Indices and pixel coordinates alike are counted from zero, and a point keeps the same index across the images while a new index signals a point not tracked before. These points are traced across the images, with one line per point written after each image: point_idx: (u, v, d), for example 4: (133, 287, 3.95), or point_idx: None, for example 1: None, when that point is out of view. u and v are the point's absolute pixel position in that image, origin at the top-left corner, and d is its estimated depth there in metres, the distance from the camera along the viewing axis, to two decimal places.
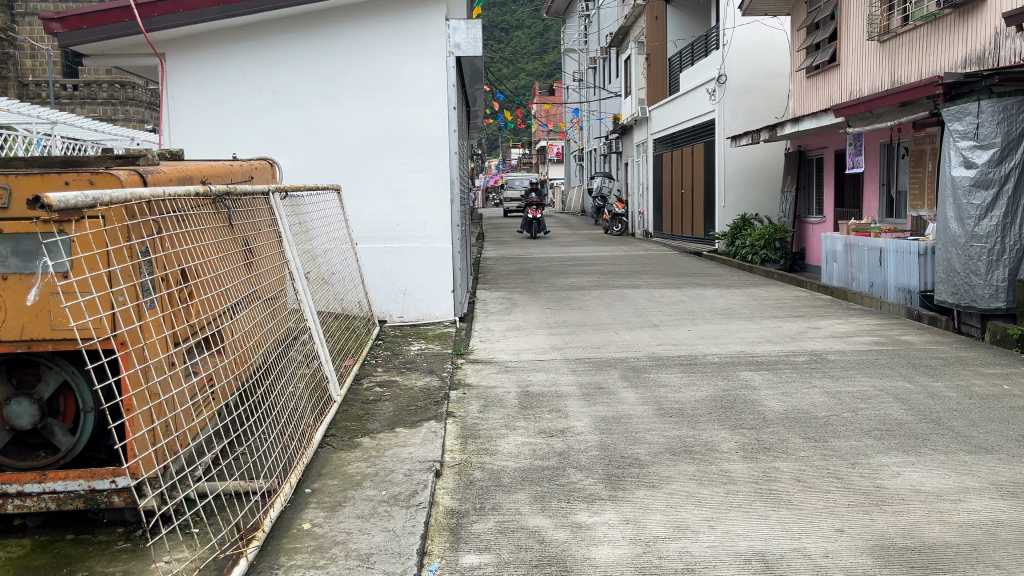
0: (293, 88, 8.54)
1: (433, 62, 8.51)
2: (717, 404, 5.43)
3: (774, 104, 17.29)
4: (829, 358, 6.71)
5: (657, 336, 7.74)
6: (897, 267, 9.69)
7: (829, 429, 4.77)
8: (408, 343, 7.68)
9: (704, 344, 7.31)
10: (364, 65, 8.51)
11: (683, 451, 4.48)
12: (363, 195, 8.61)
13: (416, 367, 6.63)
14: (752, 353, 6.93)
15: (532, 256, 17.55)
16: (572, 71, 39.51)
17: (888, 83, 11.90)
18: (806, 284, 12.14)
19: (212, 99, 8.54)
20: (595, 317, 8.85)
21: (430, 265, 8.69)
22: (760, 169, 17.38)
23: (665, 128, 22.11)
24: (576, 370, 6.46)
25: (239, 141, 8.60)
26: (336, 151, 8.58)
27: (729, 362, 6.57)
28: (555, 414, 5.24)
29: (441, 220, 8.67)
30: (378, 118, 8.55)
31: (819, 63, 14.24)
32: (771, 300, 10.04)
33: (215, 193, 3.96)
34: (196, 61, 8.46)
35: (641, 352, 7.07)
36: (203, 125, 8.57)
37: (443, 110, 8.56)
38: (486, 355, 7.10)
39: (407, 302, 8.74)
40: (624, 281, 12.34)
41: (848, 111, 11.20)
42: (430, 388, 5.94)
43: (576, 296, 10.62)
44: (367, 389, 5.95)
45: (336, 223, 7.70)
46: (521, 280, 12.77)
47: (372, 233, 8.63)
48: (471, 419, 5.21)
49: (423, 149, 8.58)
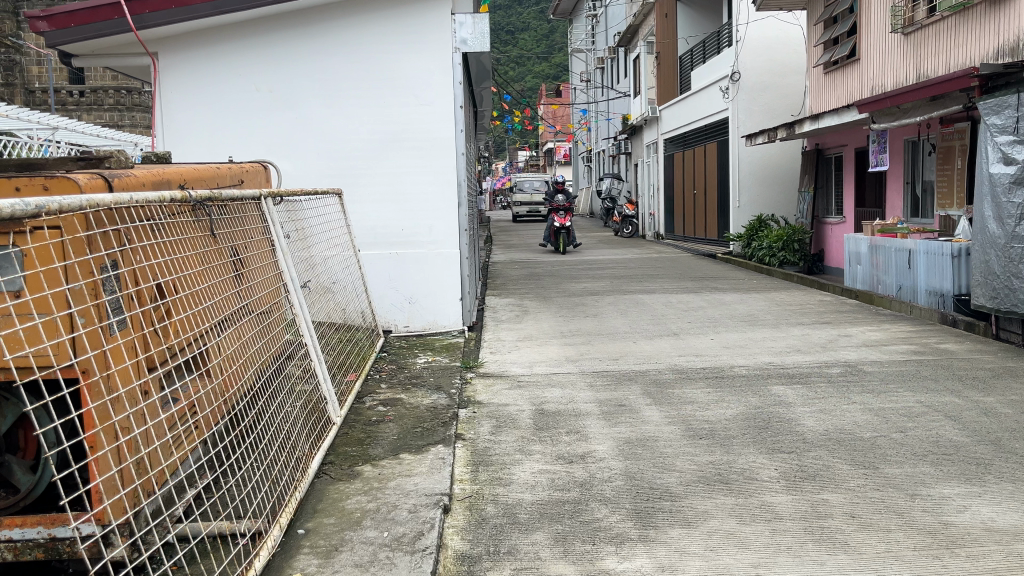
0: (291, 87, 8.13)
1: (438, 58, 8.09)
2: (751, 423, 4.97)
3: (789, 101, 16.82)
4: (865, 369, 6.25)
5: (679, 346, 7.30)
6: (928, 269, 9.24)
7: (879, 454, 4.34)
8: (414, 356, 7.24)
9: (730, 355, 6.85)
10: (366, 63, 8.10)
11: (719, 481, 4.03)
12: (366, 200, 8.19)
13: (423, 383, 6.20)
14: (783, 365, 6.46)
15: (543, 259, 17.14)
16: (580, 71, 39.04)
17: (912, 77, 11.43)
18: (828, 288, 11.67)
19: (206, 100, 8.14)
20: (611, 325, 8.40)
21: (436, 272, 8.27)
22: (775, 168, 16.91)
23: (676, 128, 21.65)
24: (594, 385, 6.01)
25: (235, 143, 8.20)
26: (337, 153, 8.17)
27: (758, 376, 6.11)
28: (574, 436, 4.80)
29: (447, 225, 8.25)
30: (381, 118, 8.14)
31: (837, 58, 13.78)
32: (795, 305, 9.55)
33: (195, 198, 3.53)
34: (189, 60, 8.05)
35: (663, 364, 6.61)
36: (197, 127, 8.17)
37: (449, 109, 8.14)
38: (497, 369, 6.66)
39: (412, 311, 8.32)
40: (638, 285, 11.90)
41: (873, 107, 10.74)
42: (437, 406, 5.50)
43: (590, 302, 10.17)
44: (369, 408, 5.51)
45: (338, 229, 7.28)
46: (532, 285, 12.34)
47: (376, 239, 8.22)
48: (483, 442, 4.78)
49: (428, 150, 8.16)
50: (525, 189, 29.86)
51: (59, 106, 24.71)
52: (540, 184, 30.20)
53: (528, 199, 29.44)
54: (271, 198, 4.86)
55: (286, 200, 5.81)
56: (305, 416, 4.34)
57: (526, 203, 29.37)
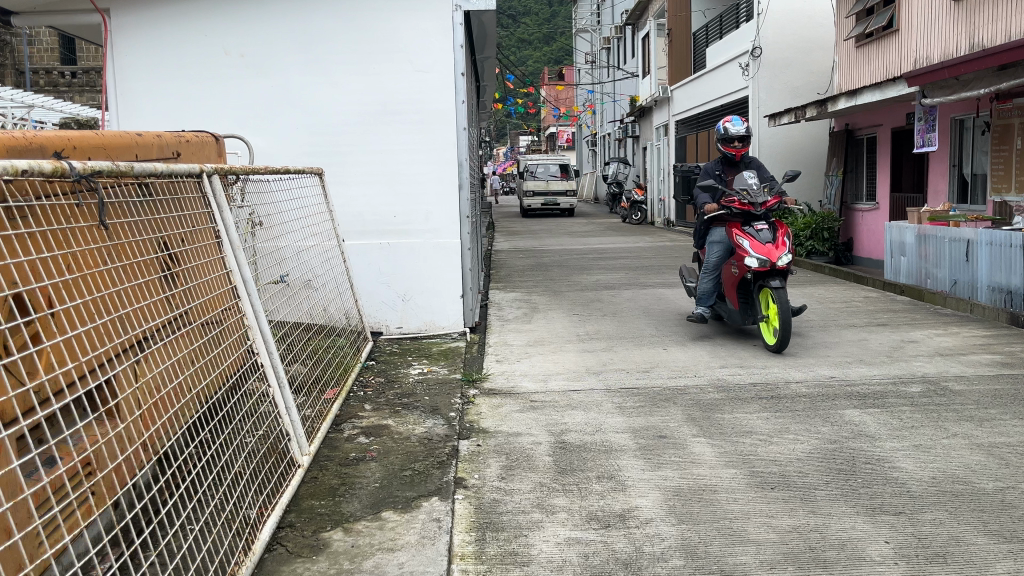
0: (268, 51, 7.00)
1: (436, 18, 6.96)
2: (831, 465, 3.89)
3: (814, 79, 15.68)
4: (952, 387, 5.14)
5: (718, 354, 6.21)
6: (991, 262, 8.14)
7: (1018, 517, 3.28)
8: (407, 366, 6.15)
9: (782, 367, 5.75)
10: (352, 22, 6.97)
11: (813, 562, 2.94)
12: (354, 182, 7.10)
13: (416, 403, 5.09)
14: (849, 381, 5.38)
15: (549, 247, 16.08)
16: (584, 53, 37.81)
17: (965, 48, 10.26)
18: (866, 281, 10.56)
19: (165, 67, 7.02)
20: (634, 327, 7.30)
21: (434, 266, 7.18)
22: (798, 150, 15.77)
23: (690, 109, 20.48)
24: (625, 408, 4.93)
25: (201, 117, 7.08)
26: (320, 127, 7.06)
27: (822, 396, 5.03)
28: (608, 485, 3.73)
29: (447, 211, 7.14)
30: (371, 87, 7.02)
31: (872, 30, 12.64)
32: (839, 302, 8.44)
33: (79, 172, 2.43)
34: (149, 20, 6.95)
35: (704, 378, 5.52)
36: (156, 98, 7.05)
37: (449, 77, 7.02)
38: (505, 384, 5.56)
39: (406, 310, 7.22)
40: (657, 278, 10.80)
41: (924, 79, 9.62)
42: (432, 436, 4.44)
43: (606, 298, 9.08)
44: (347, 441, 4.42)
45: (315, 213, 6.18)
46: (540, 277, 11.27)
47: (364, 227, 7.12)
48: (491, 493, 3.69)
49: (425, 125, 7.05)
50: (539, 176, 26.84)
51: (50, 88, 23.62)
52: (554, 167, 27.22)
53: (544, 187, 26.64)
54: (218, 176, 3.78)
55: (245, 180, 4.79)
56: (249, 471, 3.33)
57: (542, 193, 26.32)
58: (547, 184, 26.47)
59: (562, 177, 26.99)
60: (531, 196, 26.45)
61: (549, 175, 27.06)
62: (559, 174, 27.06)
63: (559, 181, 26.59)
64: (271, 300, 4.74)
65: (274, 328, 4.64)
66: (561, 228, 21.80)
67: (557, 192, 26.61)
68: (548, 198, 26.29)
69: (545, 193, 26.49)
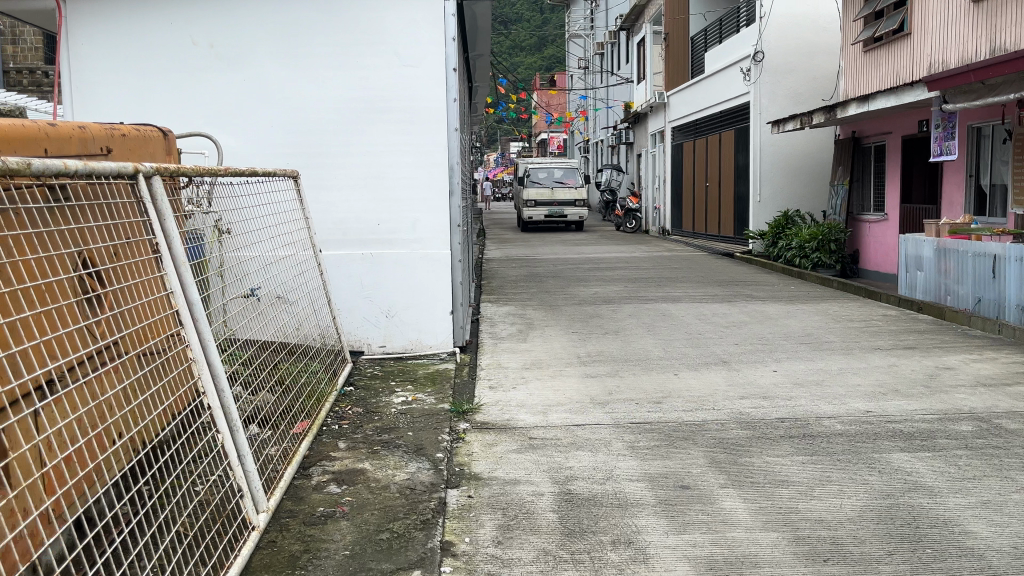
0: (240, 43, 6.34)
1: (427, 8, 6.34)
2: (892, 528, 3.27)
3: (818, 85, 15.14)
4: (1007, 426, 4.54)
5: (737, 382, 5.59)
6: (1020, 279, 7.55)
7: None
8: (389, 393, 5.49)
9: (810, 400, 5.12)
10: (331, 12, 6.33)
11: None
12: (335, 188, 6.45)
13: (398, 441, 4.44)
14: (887, 417, 4.76)
15: (543, 257, 15.46)
16: (578, 58, 37.28)
17: (984, 52, 9.73)
18: (879, 296, 9.99)
19: (127, 58, 6.34)
20: (640, 349, 6.67)
21: (422, 278, 6.53)
22: (802, 159, 15.23)
23: (688, 115, 19.90)
24: (637, 448, 4.31)
25: (166, 114, 6.41)
26: (297, 126, 6.41)
27: (862, 435, 4.43)
28: (628, 554, 3.09)
29: (435, 220, 6.50)
30: (356, 83, 6.39)
31: (882, 34, 12.11)
32: (858, 322, 7.84)
33: None
34: (108, 9, 6.28)
35: (723, 412, 4.91)
36: (117, 92, 6.38)
37: (440, 73, 6.40)
38: (499, 416, 4.92)
39: (390, 327, 6.57)
40: (659, 292, 10.18)
41: (945, 84, 9.05)
42: (417, 485, 3.80)
43: (606, 314, 8.44)
44: (315, 490, 3.76)
45: (287, 221, 5.47)
46: (535, 289, 10.63)
47: (345, 236, 6.47)
48: (485, 564, 3.05)
49: (414, 124, 6.42)
50: (542, 181, 23.02)
51: None
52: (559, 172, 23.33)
53: (547, 194, 22.64)
54: (161, 175, 3.10)
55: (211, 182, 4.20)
56: (183, 542, 2.70)
57: (546, 202, 22.31)
58: (551, 191, 22.63)
59: (571, 183, 23.04)
60: (533, 206, 22.45)
61: (554, 181, 23.14)
62: (565, 180, 23.20)
63: (564, 188, 22.69)
64: (235, 316, 4.14)
65: (236, 350, 4.05)
66: (555, 236, 21.16)
67: (562, 201, 22.72)
68: (552, 208, 22.25)
69: (550, 201, 22.51)
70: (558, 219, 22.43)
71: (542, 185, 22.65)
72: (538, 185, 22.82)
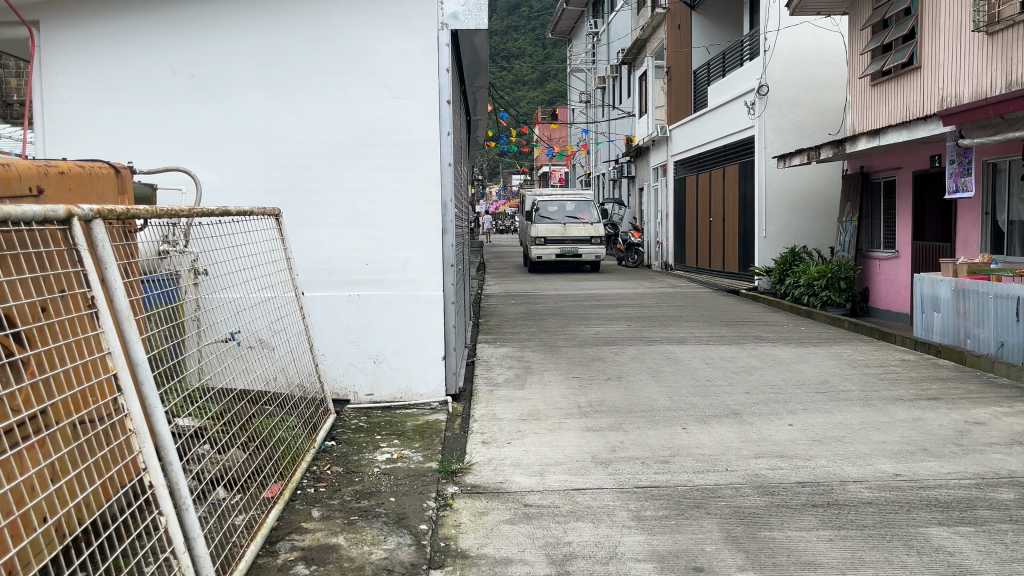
0: (223, 72, 6.02)
1: (420, 38, 6.02)
2: None
3: (825, 120, 14.86)
4: None
5: (750, 438, 5.15)
6: None
7: None
8: (373, 449, 5.05)
9: (832, 460, 4.69)
10: (320, 41, 6.01)
11: None
12: (323, 224, 6.08)
13: (379, 510, 4.00)
14: (920, 481, 4.31)
15: (543, 293, 15.05)
16: (579, 92, 37.22)
17: (998, 85, 9.42)
18: (894, 338, 9.58)
19: (102, 88, 6.01)
20: (644, 398, 6.24)
21: (412, 322, 6.13)
22: (809, 195, 14.89)
23: (691, 149, 19.65)
24: (644, 519, 3.87)
25: (145, 147, 6.06)
26: (284, 160, 6.05)
27: (895, 505, 3.98)
28: None
29: (428, 259, 6.12)
30: (343, 116, 6.05)
31: (890, 67, 11.86)
32: (875, 368, 7.39)
33: None
34: (83, 37, 5.97)
35: (738, 474, 4.48)
36: (92, 123, 6.05)
37: (433, 105, 6.07)
38: (492, 478, 4.48)
39: (378, 374, 6.15)
40: (664, 332, 9.75)
41: (960, 117, 8.73)
42: (397, 567, 3.35)
43: (609, 357, 8.02)
44: (280, 572, 3.32)
45: (269, 263, 5.08)
46: (534, 329, 10.20)
47: (331, 276, 6.09)
48: None
49: (405, 159, 6.07)
50: (553, 216, 20.41)
51: None
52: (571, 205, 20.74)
53: (559, 230, 20.03)
54: (102, 219, 2.75)
55: (190, 222, 3.93)
56: None
57: (558, 239, 19.75)
58: (563, 227, 20.03)
59: (586, 218, 20.49)
60: (542, 244, 19.83)
61: (566, 216, 20.51)
62: (579, 214, 20.65)
63: (578, 224, 20.09)
64: (211, 361, 3.80)
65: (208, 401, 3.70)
66: (556, 271, 20.74)
67: (576, 239, 20.06)
68: (565, 246, 19.70)
69: (562, 238, 19.92)
70: (571, 259, 19.82)
71: (553, 221, 20.09)
72: (549, 220, 20.20)
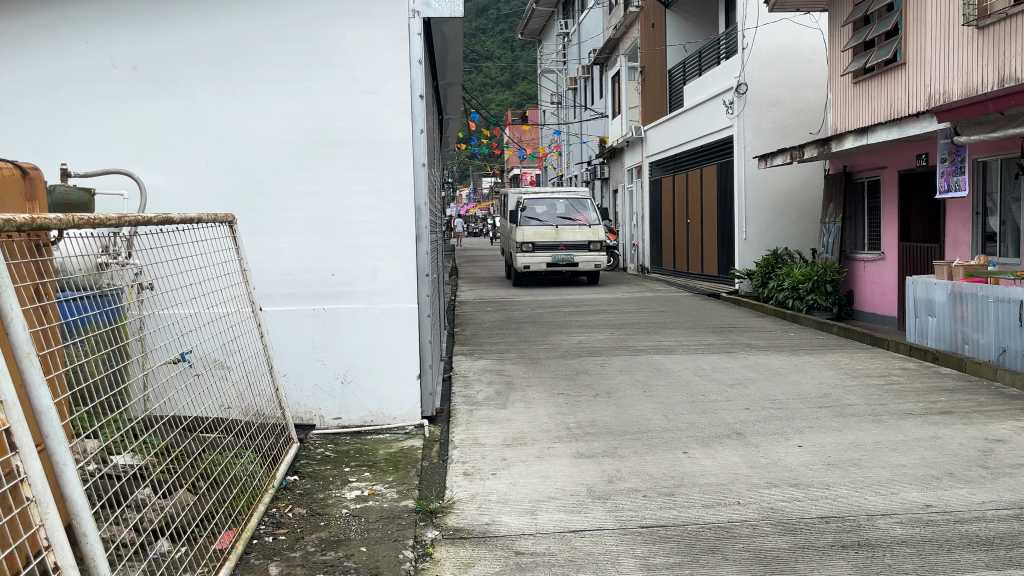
0: (170, 64, 5.41)
1: (389, 28, 5.48)
2: None
3: (804, 119, 14.55)
4: None
5: (759, 463, 4.69)
6: None
7: None
8: (341, 484, 4.50)
9: (852, 489, 4.24)
10: (278, 30, 5.43)
11: None
12: (283, 231, 5.51)
13: (347, 565, 3.44)
14: (954, 514, 3.86)
15: (520, 299, 14.55)
16: (549, 94, 36.76)
17: (990, 81, 9.12)
18: (887, 344, 9.21)
19: (33, 82, 5.38)
20: (637, 418, 5.75)
21: (383, 337, 5.59)
22: (789, 196, 14.58)
23: (667, 149, 19.29)
24: (654, 569, 3.36)
25: (83, 147, 5.45)
26: (239, 161, 5.48)
27: (935, 545, 3.52)
28: None
29: (401, 268, 5.58)
30: (306, 112, 5.49)
31: (873, 64, 11.54)
32: (877, 378, 6.98)
33: None
34: (10, 24, 5.33)
35: (752, 508, 4.01)
36: (22, 120, 5.42)
37: (405, 100, 5.54)
38: (476, 518, 3.97)
39: (346, 396, 5.59)
40: (649, 341, 9.29)
41: (955, 114, 8.38)
42: None
43: (595, 370, 7.52)
44: None
45: (222, 277, 4.49)
46: (513, 338, 9.69)
47: (294, 288, 5.52)
48: None
49: (375, 159, 5.53)
50: (543, 218, 19.23)
51: None
52: (562, 206, 19.57)
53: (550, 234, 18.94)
54: None
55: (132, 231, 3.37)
56: None
57: (547, 245, 18.77)
58: (555, 231, 18.94)
59: (579, 219, 19.28)
60: (530, 250, 18.78)
61: (557, 217, 19.34)
62: (571, 215, 19.42)
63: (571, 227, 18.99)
64: (160, 387, 3.29)
65: (151, 436, 3.16)
66: (532, 276, 20.26)
67: (568, 244, 18.94)
68: (557, 253, 18.68)
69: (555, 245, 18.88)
70: (564, 267, 18.81)
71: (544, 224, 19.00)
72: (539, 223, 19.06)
